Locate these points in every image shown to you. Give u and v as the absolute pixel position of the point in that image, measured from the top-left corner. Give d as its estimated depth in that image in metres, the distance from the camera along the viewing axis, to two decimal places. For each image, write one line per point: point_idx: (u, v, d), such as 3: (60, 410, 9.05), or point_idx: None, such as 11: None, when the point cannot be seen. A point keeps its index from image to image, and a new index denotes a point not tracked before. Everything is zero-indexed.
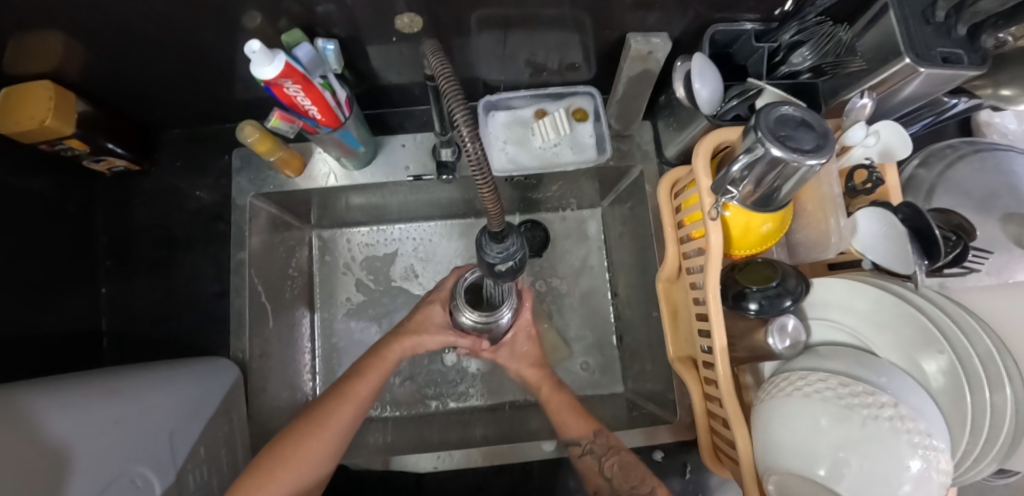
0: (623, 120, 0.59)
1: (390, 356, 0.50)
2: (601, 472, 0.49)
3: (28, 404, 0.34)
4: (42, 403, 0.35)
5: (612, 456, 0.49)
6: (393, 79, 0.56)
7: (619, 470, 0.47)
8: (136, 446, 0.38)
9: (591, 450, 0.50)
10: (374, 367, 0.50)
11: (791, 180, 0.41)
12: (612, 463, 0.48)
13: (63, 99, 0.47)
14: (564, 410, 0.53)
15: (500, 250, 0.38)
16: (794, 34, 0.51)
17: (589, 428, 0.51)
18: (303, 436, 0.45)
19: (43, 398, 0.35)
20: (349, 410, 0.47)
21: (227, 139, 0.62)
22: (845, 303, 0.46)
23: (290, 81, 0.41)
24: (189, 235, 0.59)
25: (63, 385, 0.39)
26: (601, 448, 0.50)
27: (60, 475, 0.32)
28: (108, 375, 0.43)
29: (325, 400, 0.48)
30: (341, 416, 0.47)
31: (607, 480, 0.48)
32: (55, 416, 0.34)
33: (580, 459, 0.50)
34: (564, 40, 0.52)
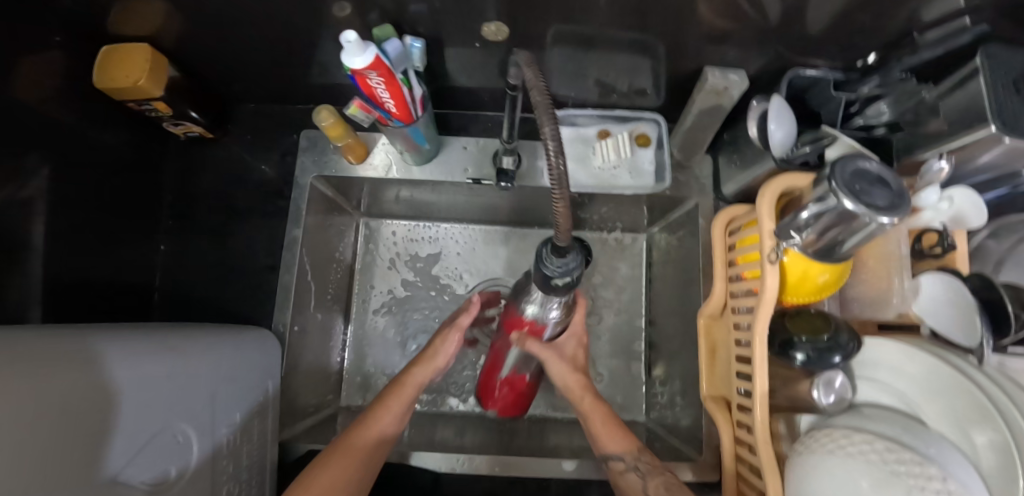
0: (685, 150, 0.59)
1: (411, 381, 0.50)
2: (643, 491, 0.43)
3: (102, 346, 0.34)
4: (112, 347, 0.35)
5: (656, 476, 0.44)
6: (465, 83, 0.58)
7: (664, 489, 0.42)
8: (185, 402, 0.40)
9: (635, 465, 0.45)
10: (396, 393, 0.49)
11: (858, 234, 0.41)
12: (657, 483, 0.43)
13: (158, 62, 0.50)
14: (600, 419, 0.50)
15: (560, 265, 0.38)
16: (875, 87, 0.50)
17: (631, 444, 0.47)
18: (330, 456, 0.43)
19: (113, 341, 0.35)
20: (371, 433, 0.45)
21: (296, 120, 0.65)
22: (897, 365, 0.44)
23: (375, 74, 0.43)
24: (247, 206, 0.61)
25: (136, 330, 0.41)
26: (647, 466, 0.45)
27: (119, 428, 0.33)
28: (172, 327, 0.46)
29: (349, 430, 0.46)
30: (364, 440, 0.45)
31: None
32: (122, 363, 0.34)
33: (621, 478, 0.46)
34: (638, 65, 0.53)
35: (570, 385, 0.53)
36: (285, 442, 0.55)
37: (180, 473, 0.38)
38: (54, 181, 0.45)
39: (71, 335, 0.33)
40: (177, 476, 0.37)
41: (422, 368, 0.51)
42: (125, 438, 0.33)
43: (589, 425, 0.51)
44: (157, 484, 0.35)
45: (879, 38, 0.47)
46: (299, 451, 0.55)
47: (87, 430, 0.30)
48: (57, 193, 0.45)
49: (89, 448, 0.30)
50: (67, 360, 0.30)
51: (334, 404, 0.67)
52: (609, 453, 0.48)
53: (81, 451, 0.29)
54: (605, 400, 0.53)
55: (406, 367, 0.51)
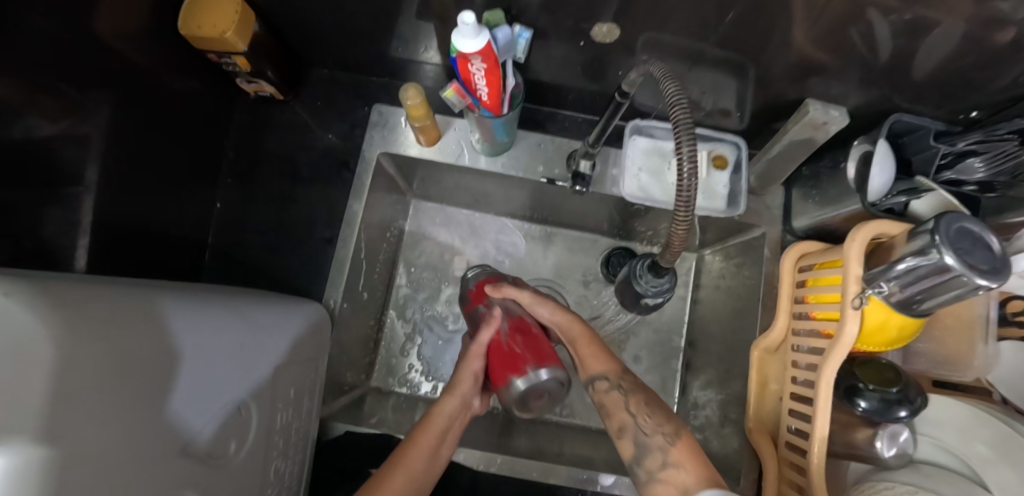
0: (763, 179, 0.58)
1: (438, 413, 0.46)
2: (625, 407, 0.44)
3: (181, 310, 0.34)
4: (189, 312, 0.35)
5: (637, 393, 0.45)
6: (550, 79, 0.56)
7: (645, 406, 0.44)
8: (248, 376, 0.38)
9: (618, 384, 0.46)
10: (424, 429, 0.45)
11: (947, 294, 0.41)
12: (638, 400, 0.44)
13: (246, 17, 0.49)
14: (586, 343, 0.49)
15: (654, 284, 0.38)
16: (973, 143, 0.47)
17: (613, 366, 0.47)
18: (384, 474, 0.41)
19: (191, 307, 0.35)
20: (400, 479, 0.41)
21: (364, 92, 0.63)
22: (964, 429, 0.44)
23: (480, 59, 0.41)
24: (309, 174, 0.60)
25: (206, 297, 0.41)
26: (629, 385, 0.46)
27: (195, 396, 0.32)
28: (238, 298, 0.45)
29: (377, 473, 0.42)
30: (415, 460, 0.43)
31: (631, 415, 0.43)
32: (198, 328, 0.34)
33: (604, 397, 0.46)
34: (732, 85, 0.51)
35: (575, 335, 0.50)
36: (324, 420, 0.55)
37: (239, 447, 0.37)
38: (121, 123, 0.43)
39: (149, 295, 0.32)
40: (236, 450, 0.37)
41: (449, 398, 0.48)
42: (191, 409, 0.31)
43: (574, 351, 0.50)
44: (219, 457, 0.35)
45: (992, 94, 0.46)
46: (337, 431, 0.55)
47: (150, 393, 0.28)
48: (126, 143, 0.44)
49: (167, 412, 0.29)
50: (151, 319, 0.30)
51: (365, 384, 0.67)
52: (595, 373, 0.47)
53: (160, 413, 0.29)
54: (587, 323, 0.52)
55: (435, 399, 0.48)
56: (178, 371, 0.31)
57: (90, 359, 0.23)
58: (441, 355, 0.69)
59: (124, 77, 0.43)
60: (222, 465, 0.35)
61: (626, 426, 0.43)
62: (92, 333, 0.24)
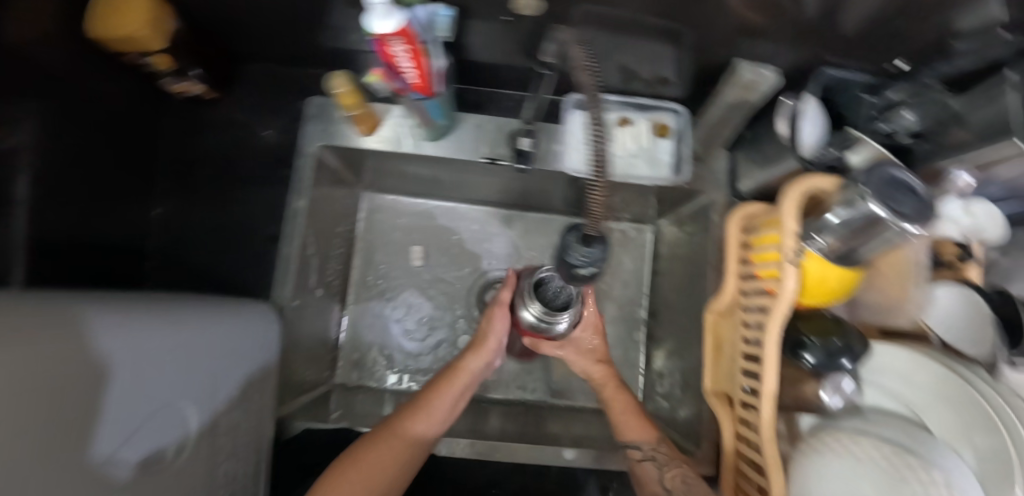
0: (705, 144, 0.59)
1: (463, 369, 0.55)
2: (660, 480, 0.48)
3: (101, 319, 0.31)
4: (104, 317, 0.31)
5: (673, 467, 0.49)
6: (485, 59, 0.56)
7: (681, 483, 0.47)
8: (179, 384, 0.36)
9: (652, 455, 0.50)
10: (447, 385, 0.54)
11: (877, 238, 0.42)
12: (673, 475, 0.48)
13: (162, 12, 0.46)
14: (625, 410, 0.55)
15: (586, 254, 0.37)
16: (900, 92, 0.49)
17: (650, 435, 0.52)
18: (401, 423, 0.49)
19: (105, 312, 0.32)
20: (415, 429, 0.49)
21: (301, 85, 0.62)
22: (906, 374, 0.45)
23: (400, 41, 0.40)
24: (250, 173, 0.59)
25: (125, 303, 0.37)
26: (664, 457, 0.50)
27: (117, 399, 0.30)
28: (163, 302, 0.42)
29: (395, 417, 0.50)
30: (417, 426, 0.50)
31: (665, 488, 0.47)
32: (119, 336, 0.31)
33: (638, 465, 0.51)
34: (663, 52, 0.51)
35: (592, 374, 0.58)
36: (283, 419, 0.54)
37: (178, 452, 0.36)
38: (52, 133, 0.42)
39: (67, 305, 0.30)
40: (175, 455, 0.35)
41: (475, 354, 0.57)
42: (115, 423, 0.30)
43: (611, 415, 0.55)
44: (156, 464, 0.33)
45: (914, 44, 0.46)
46: (297, 429, 0.54)
47: (82, 409, 0.26)
48: (50, 151, 0.41)
49: (93, 421, 0.27)
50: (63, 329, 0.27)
51: (329, 380, 0.67)
52: (631, 442, 0.52)
53: (87, 422, 0.27)
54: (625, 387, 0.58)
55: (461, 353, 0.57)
56: (110, 383, 0.29)
57: (27, 373, 0.22)
58: (406, 346, 0.70)
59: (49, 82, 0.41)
60: (162, 470, 0.34)
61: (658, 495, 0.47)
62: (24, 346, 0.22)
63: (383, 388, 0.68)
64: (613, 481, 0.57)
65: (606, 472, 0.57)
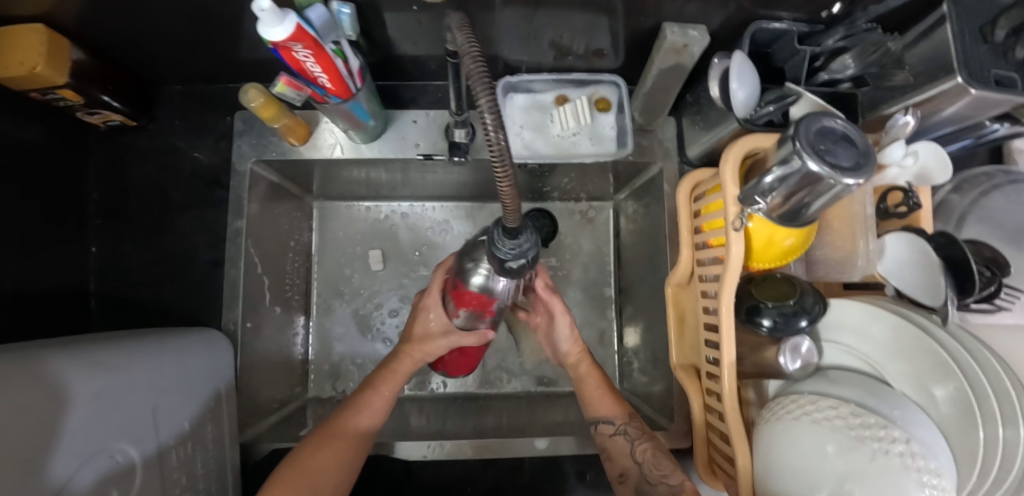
0: (648, 114, 0.57)
1: (399, 370, 0.53)
2: (631, 455, 0.47)
3: (62, 365, 0.33)
4: (3, 368, 0.29)
5: (644, 441, 0.48)
6: (410, 51, 0.53)
7: (652, 456, 0.46)
8: (138, 420, 0.37)
9: (624, 430, 0.49)
10: (384, 380, 0.52)
11: (823, 196, 0.39)
12: (644, 448, 0.47)
13: (57, 45, 0.44)
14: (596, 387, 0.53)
15: (513, 247, 0.36)
16: (840, 39, 0.47)
17: (623, 410, 0.51)
18: (344, 415, 0.49)
19: (3, 362, 0.29)
20: (361, 422, 0.49)
21: (229, 101, 0.60)
22: (861, 328, 0.45)
23: (300, 45, 0.37)
24: (184, 198, 0.58)
25: (87, 345, 0.39)
26: (635, 431, 0.49)
27: (39, 449, 0.28)
28: (122, 338, 0.43)
29: (339, 413, 0.49)
30: (359, 419, 0.49)
31: (636, 461, 0.46)
32: (28, 386, 0.29)
33: (608, 440, 0.49)
34: (590, 24, 0.49)
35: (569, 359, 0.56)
36: (247, 444, 0.54)
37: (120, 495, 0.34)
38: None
39: (23, 361, 0.31)
40: None
41: (410, 351, 0.53)
42: (80, 460, 0.31)
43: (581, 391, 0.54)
44: None
45: None
46: (263, 451, 0.54)
47: (37, 456, 0.28)
48: None
49: (16, 475, 0.26)
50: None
51: (302, 396, 0.66)
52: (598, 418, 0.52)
53: (10, 476, 0.25)
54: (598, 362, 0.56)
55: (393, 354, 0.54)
56: (66, 426, 0.31)
57: None
58: (376, 351, 0.69)
59: None
60: None
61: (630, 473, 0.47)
62: None
63: None
64: (591, 466, 0.57)
65: (583, 457, 0.57)
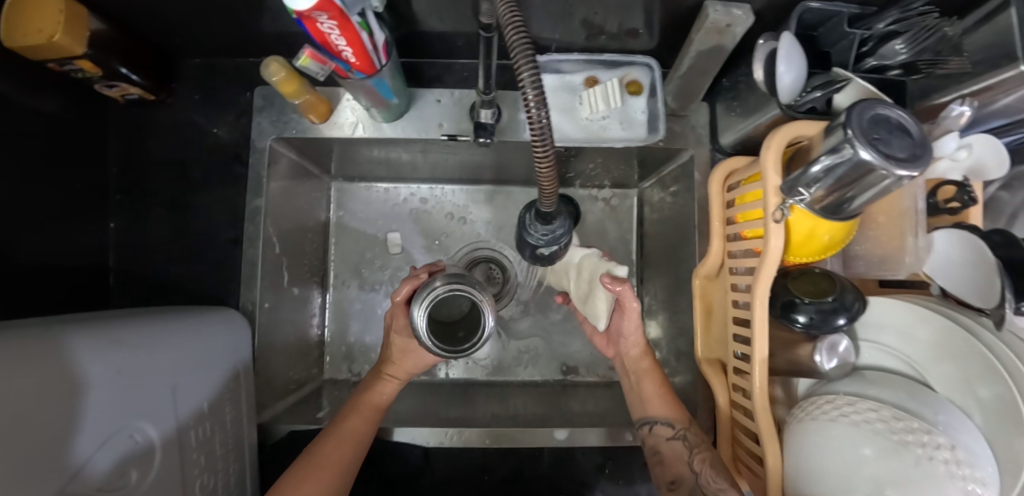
0: (681, 98, 0.55)
1: (379, 397, 0.51)
2: (687, 461, 0.46)
3: (79, 340, 0.32)
4: (23, 343, 0.28)
5: (703, 451, 0.46)
6: (436, 27, 0.51)
7: (709, 466, 0.44)
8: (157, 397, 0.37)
9: (681, 435, 0.48)
10: (364, 405, 0.50)
11: (869, 190, 0.37)
12: (701, 457, 0.45)
13: (75, 13, 0.42)
14: (656, 387, 0.52)
15: (546, 231, 0.37)
16: (891, 23, 0.44)
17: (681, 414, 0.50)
18: (323, 442, 0.45)
19: (23, 337, 0.29)
20: (346, 451, 0.45)
21: (248, 76, 0.58)
22: (903, 328, 0.43)
23: (326, 15, 0.36)
24: (203, 175, 0.57)
25: (106, 320, 0.38)
26: (693, 439, 0.48)
27: (60, 430, 0.28)
28: (141, 315, 0.42)
29: (320, 442, 0.45)
30: (339, 452, 0.44)
31: (691, 470, 0.45)
32: (49, 364, 0.28)
33: (664, 442, 0.49)
34: (627, 2, 0.46)
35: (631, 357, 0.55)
36: (266, 424, 0.53)
37: (143, 474, 0.34)
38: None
39: (43, 334, 0.30)
40: (140, 478, 0.34)
41: (398, 369, 0.52)
42: (97, 439, 0.31)
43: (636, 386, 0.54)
44: (118, 489, 0.32)
45: None
46: (281, 431, 0.54)
47: (53, 434, 0.27)
48: None
49: (31, 456, 0.25)
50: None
51: (318, 377, 0.66)
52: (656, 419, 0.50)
53: (23, 458, 0.24)
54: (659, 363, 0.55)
55: (376, 380, 0.52)
56: (82, 404, 0.30)
57: None
58: None
59: None
60: None
61: (683, 478, 0.45)
62: None
63: None
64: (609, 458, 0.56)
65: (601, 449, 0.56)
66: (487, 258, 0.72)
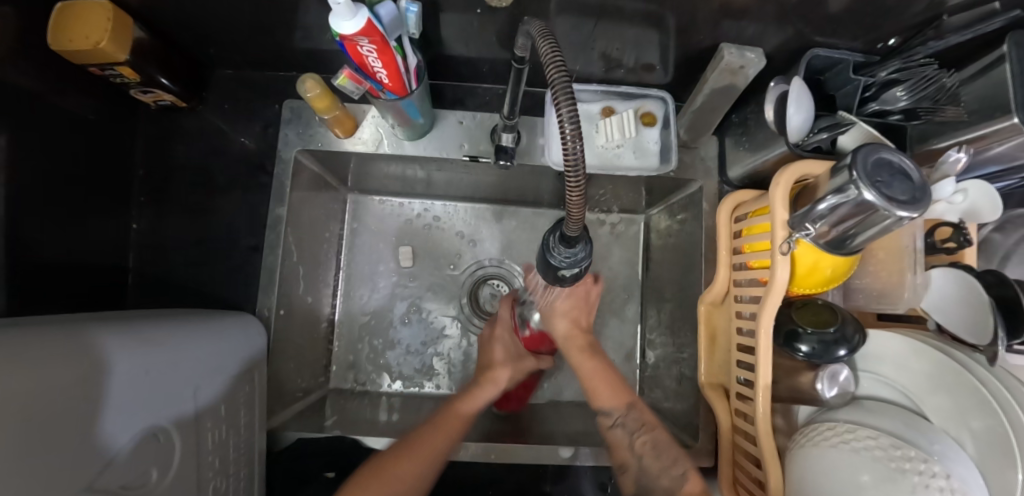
0: (693, 131, 0.58)
1: (474, 397, 0.53)
2: (630, 447, 0.48)
3: (108, 339, 0.33)
4: (55, 341, 0.29)
5: (643, 433, 0.48)
6: (462, 52, 0.54)
7: (650, 448, 0.47)
8: (178, 396, 0.38)
9: (620, 421, 0.50)
10: (466, 401, 0.53)
11: (871, 228, 0.39)
12: (643, 440, 0.48)
13: (122, 22, 0.44)
14: (598, 378, 0.52)
15: (568, 254, 0.38)
16: (893, 72, 0.47)
17: (623, 400, 0.51)
18: (422, 431, 0.49)
19: (56, 334, 0.30)
20: (442, 441, 0.48)
21: (278, 89, 0.60)
22: (901, 362, 0.45)
23: (367, 40, 0.38)
24: (227, 182, 0.58)
25: (133, 318, 0.39)
26: (633, 423, 0.49)
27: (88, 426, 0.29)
28: (166, 315, 0.43)
29: (422, 430, 0.49)
30: (439, 441, 0.48)
31: (635, 454, 0.47)
32: (81, 362, 0.29)
33: (609, 431, 0.50)
34: (645, 39, 0.49)
35: (568, 342, 0.55)
36: (274, 430, 0.54)
37: (161, 474, 0.35)
38: (10, 153, 0.40)
39: (75, 332, 0.31)
40: (159, 477, 0.34)
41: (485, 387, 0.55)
42: (119, 435, 0.31)
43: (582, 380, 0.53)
44: (139, 487, 0.32)
45: (905, 20, 0.44)
46: (289, 438, 0.54)
47: (80, 430, 0.28)
48: (20, 174, 0.41)
49: (54, 452, 0.26)
50: (11, 357, 0.25)
51: (324, 386, 0.67)
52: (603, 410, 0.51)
53: (46, 455, 0.25)
54: (593, 343, 0.55)
55: (478, 382, 0.55)
56: (108, 401, 0.30)
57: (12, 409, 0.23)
58: (400, 347, 0.70)
59: (9, 104, 0.40)
60: (145, 494, 0.33)
61: (629, 464, 0.47)
62: (13, 386, 0.24)
63: (378, 391, 0.68)
64: (612, 478, 0.57)
65: (604, 469, 0.57)
66: (496, 275, 0.73)
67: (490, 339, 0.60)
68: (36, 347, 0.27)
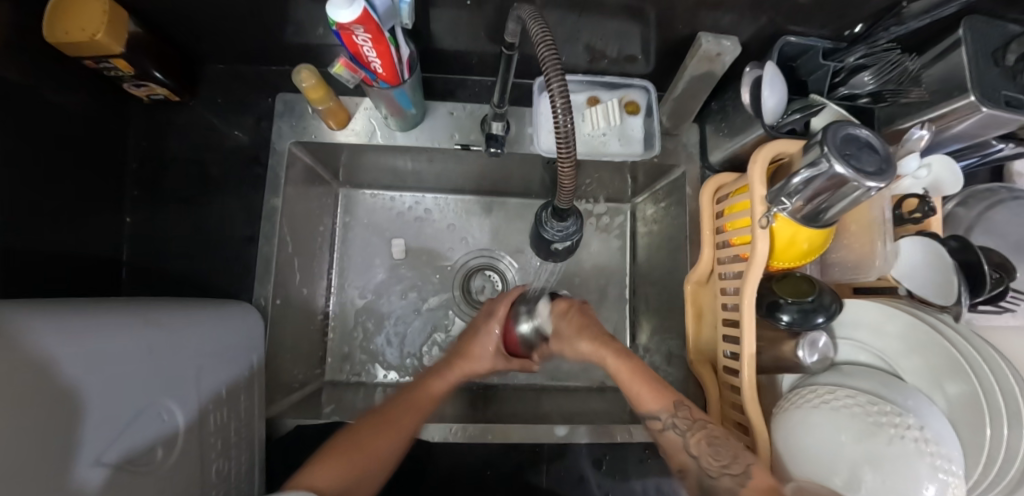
0: (675, 118, 0.60)
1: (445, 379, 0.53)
2: (686, 448, 0.43)
3: (109, 321, 0.33)
4: (54, 321, 0.30)
5: (697, 430, 0.43)
6: (452, 46, 0.56)
7: (707, 446, 0.42)
8: (181, 377, 0.38)
9: (671, 423, 0.44)
10: (441, 377, 0.53)
11: (843, 201, 0.41)
12: (698, 440, 0.43)
13: (117, 16, 0.45)
14: (634, 379, 0.47)
15: (560, 229, 0.47)
16: (860, 57, 0.50)
17: (668, 399, 0.45)
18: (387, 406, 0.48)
19: (57, 314, 0.30)
20: (418, 413, 0.48)
21: (270, 83, 0.61)
22: (877, 325, 0.48)
23: (362, 29, 0.39)
24: (221, 175, 0.59)
25: (134, 303, 0.39)
26: (684, 422, 0.44)
27: (92, 401, 0.29)
28: (166, 301, 0.43)
29: (389, 406, 0.48)
30: (410, 420, 0.47)
31: (692, 457, 0.42)
32: (77, 340, 0.30)
33: (660, 435, 0.45)
34: (628, 30, 0.51)
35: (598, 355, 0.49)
36: (272, 419, 0.54)
37: (167, 452, 0.35)
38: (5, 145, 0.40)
39: (76, 313, 0.32)
40: (165, 456, 0.35)
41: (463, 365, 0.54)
42: (123, 411, 0.32)
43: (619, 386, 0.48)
44: (144, 464, 0.33)
45: (868, 8, 0.47)
46: (287, 426, 0.54)
47: (88, 401, 0.29)
48: (16, 165, 0.42)
49: (58, 423, 0.26)
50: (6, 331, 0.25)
51: (319, 378, 0.67)
52: (648, 413, 0.45)
53: (48, 425, 0.25)
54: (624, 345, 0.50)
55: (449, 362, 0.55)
56: (112, 376, 0.31)
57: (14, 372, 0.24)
58: (396, 337, 0.70)
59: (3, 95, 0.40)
60: (151, 472, 0.33)
61: (687, 466, 0.43)
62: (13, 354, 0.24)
63: (373, 382, 0.69)
64: (607, 455, 0.58)
65: (599, 446, 0.59)
66: (488, 266, 0.75)
67: (477, 326, 0.57)
68: (37, 321, 0.28)
